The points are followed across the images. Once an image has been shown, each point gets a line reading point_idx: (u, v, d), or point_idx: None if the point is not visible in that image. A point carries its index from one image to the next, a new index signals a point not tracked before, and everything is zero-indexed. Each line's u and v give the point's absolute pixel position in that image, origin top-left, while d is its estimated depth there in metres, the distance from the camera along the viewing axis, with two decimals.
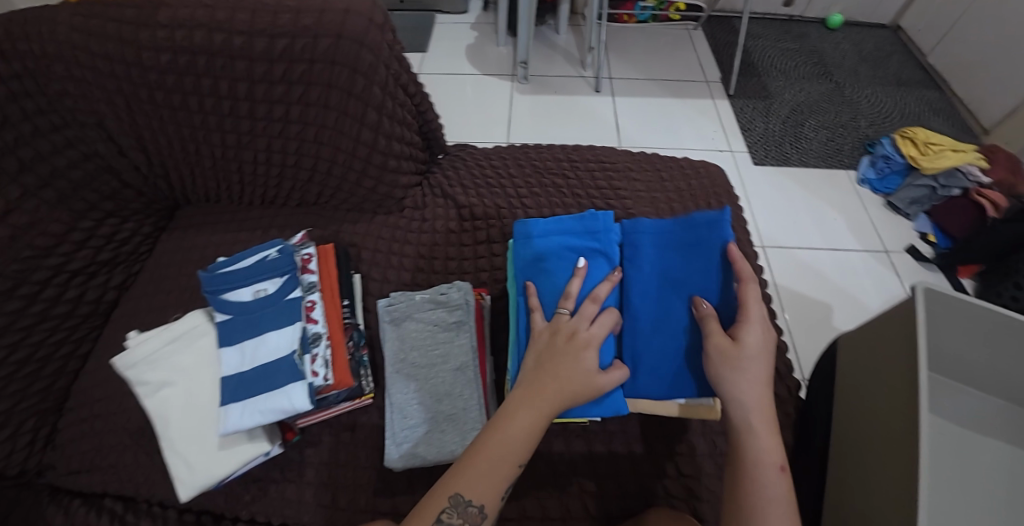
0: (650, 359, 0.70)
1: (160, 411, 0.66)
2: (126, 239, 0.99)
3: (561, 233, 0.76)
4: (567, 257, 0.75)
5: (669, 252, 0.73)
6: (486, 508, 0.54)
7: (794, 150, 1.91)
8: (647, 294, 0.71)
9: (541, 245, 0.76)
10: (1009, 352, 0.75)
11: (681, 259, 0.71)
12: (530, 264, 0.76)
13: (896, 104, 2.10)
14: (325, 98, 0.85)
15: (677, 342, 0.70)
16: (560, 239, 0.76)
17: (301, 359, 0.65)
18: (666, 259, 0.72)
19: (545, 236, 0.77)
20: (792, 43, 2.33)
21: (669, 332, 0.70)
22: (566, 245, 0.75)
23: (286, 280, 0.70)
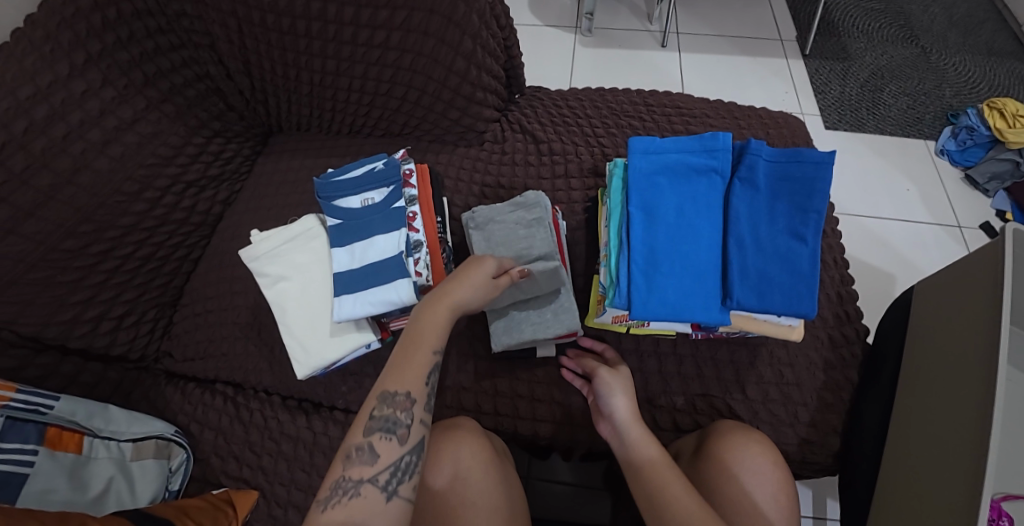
0: (753, 279, 0.63)
1: (279, 300, 0.75)
2: (230, 159, 1.07)
3: (677, 152, 0.68)
4: (682, 176, 0.68)
5: (775, 182, 0.65)
6: (413, 391, 0.57)
7: (871, 116, 1.84)
8: (754, 214, 0.65)
9: (656, 162, 0.69)
10: None
11: (791, 193, 0.64)
12: (643, 179, 0.68)
13: (985, 74, 1.98)
14: (425, 24, 0.88)
15: (786, 264, 0.63)
16: (677, 157, 0.68)
17: (406, 261, 0.71)
18: (778, 191, 0.65)
19: (658, 154, 0.69)
20: (877, 3, 2.20)
21: (778, 252, 0.63)
22: (681, 164, 0.68)
23: (391, 191, 0.75)
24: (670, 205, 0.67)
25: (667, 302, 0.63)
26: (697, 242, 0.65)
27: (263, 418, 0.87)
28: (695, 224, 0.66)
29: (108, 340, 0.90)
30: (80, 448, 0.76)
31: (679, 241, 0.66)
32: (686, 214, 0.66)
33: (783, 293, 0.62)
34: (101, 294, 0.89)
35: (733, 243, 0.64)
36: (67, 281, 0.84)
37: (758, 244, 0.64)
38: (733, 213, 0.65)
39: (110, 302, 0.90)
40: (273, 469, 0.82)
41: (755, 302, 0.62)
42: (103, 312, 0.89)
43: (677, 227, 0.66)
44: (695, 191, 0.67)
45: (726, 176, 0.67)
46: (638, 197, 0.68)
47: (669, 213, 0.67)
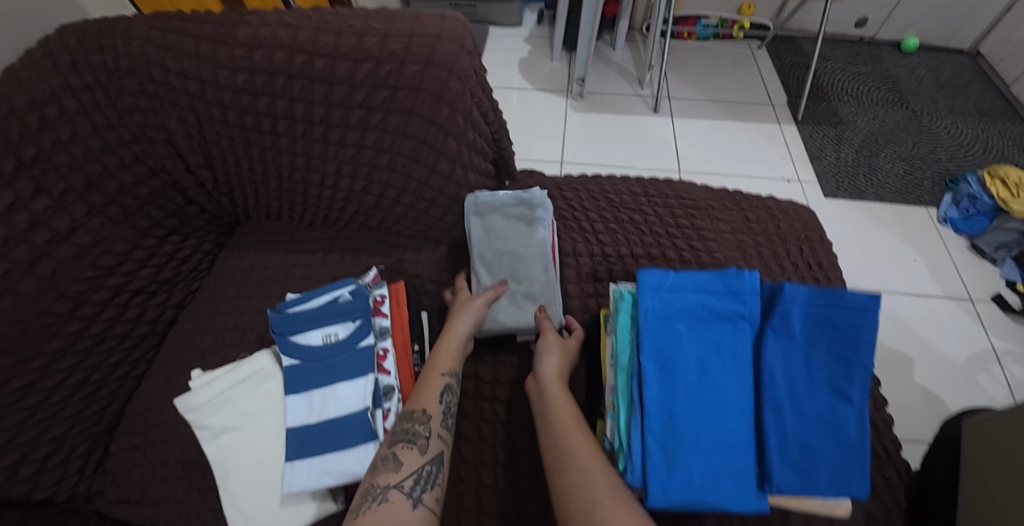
0: (795, 453, 0.55)
1: (222, 459, 0.62)
2: (187, 257, 0.95)
3: (697, 290, 0.62)
4: (703, 320, 0.61)
5: (812, 330, 0.58)
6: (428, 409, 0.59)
7: (869, 183, 1.79)
8: (790, 370, 0.58)
9: (672, 302, 0.62)
10: None
11: (830, 343, 0.58)
12: (658, 323, 0.61)
13: (979, 137, 1.95)
14: (405, 124, 0.79)
15: (831, 435, 0.55)
16: (696, 298, 0.61)
17: (373, 416, 0.60)
18: (815, 340, 0.58)
19: (675, 293, 0.62)
20: (863, 66, 2.21)
21: (821, 418, 0.56)
22: (703, 306, 0.61)
23: (358, 325, 0.64)
24: (691, 357, 0.59)
25: (694, 481, 0.54)
26: (726, 404, 0.57)
27: None
28: (721, 381, 0.58)
29: (28, 486, 0.74)
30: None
31: (706, 401, 0.58)
32: (711, 369, 0.59)
33: (830, 472, 0.54)
34: (20, 435, 0.74)
35: (770, 406, 0.57)
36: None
37: (798, 407, 0.57)
38: (768, 367, 0.58)
39: (31, 443, 0.75)
40: None
41: (798, 482, 0.55)
42: (22, 456, 0.74)
43: (702, 385, 0.58)
44: (720, 340, 0.60)
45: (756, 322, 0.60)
46: (653, 346, 0.60)
47: (691, 366, 0.59)
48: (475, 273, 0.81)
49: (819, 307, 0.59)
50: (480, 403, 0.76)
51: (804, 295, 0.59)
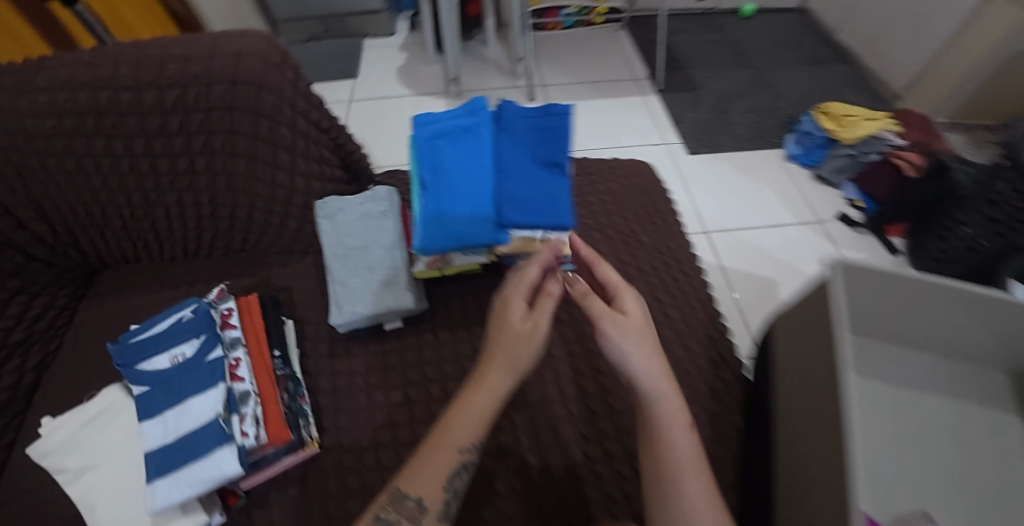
0: (517, 198, 0.75)
1: (86, 496, 0.62)
2: (39, 315, 0.89)
3: (449, 119, 0.83)
4: (455, 135, 0.81)
5: (530, 130, 0.81)
6: (424, 499, 0.56)
7: (725, 136, 1.97)
8: (515, 153, 0.79)
9: (433, 130, 0.83)
10: (946, 314, 0.71)
11: (542, 136, 0.80)
12: (425, 144, 0.81)
13: (813, 81, 2.19)
14: (230, 144, 0.82)
15: (543, 191, 0.76)
16: (448, 122, 0.83)
17: (226, 424, 0.62)
18: (532, 136, 0.81)
19: (436, 124, 0.83)
20: (710, 34, 2.42)
21: (538, 181, 0.77)
22: (452, 125, 0.82)
23: (203, 342, 0.66)
24: (449, 158, 0.79)
25: (447, 232, 0.74)
26: (471, 178, 0.77)
27: None
28: (469, 165, 0.78)
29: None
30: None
31: (455, 180, 0.77)
32: (460, 161, 0.78)
33: (545, 208, 0.74)
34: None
35: (501, 173, 0.77)
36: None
37: (520, 173, 0.77)
38: (500, 152, 0.79)
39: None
40: None
41: (521, 215, 0.74)
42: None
43: (452, 171, 0.78)
44: (467, 142, 0.80)
45: (490, 126, 0.82)
46: (423, 157, 0.81)
47: (448, 164, 0.79)
48: (331, 273, 0.82)
49: (532, 116, 0.82)
50: (355, 392, 0.79)
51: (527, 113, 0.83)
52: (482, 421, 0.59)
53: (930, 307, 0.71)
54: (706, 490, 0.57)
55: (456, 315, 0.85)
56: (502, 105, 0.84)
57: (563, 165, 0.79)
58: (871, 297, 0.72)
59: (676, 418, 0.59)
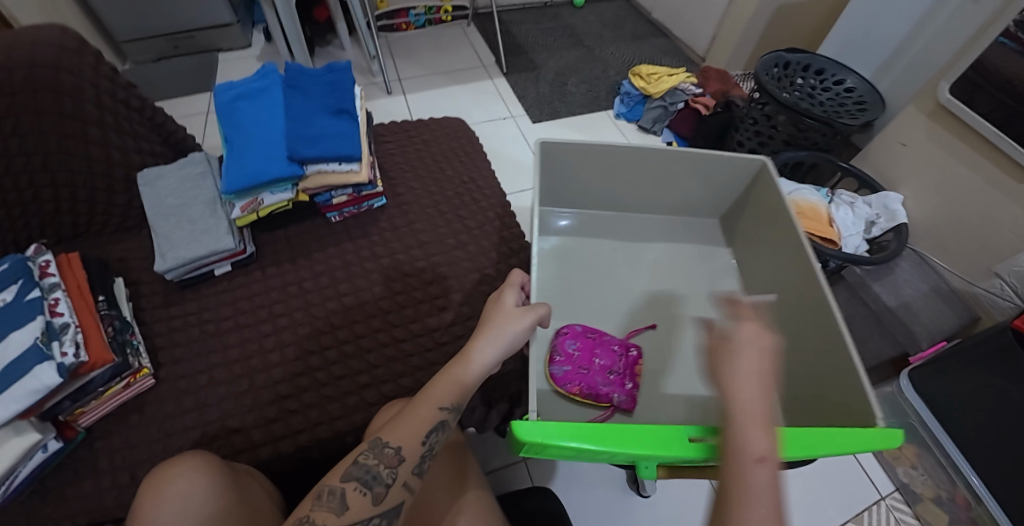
0: (312, 138, 0.89)
1: None
2: None
3: (244, 83, 0.94)
4: (251, 95, 0.92)
5: (319, 87, 0.96)
6: (404, 448, 0.62)
7: (563, 105, 2.22)
8: (306, 105, 0.93)
9: (230, 93, 0.93)
10: (628, 172, 1.07)
11: (330, 90, 0.96)
12: (225, 106, 0.91)
13: (636, 52, 2.51)
14: (40, 124, 0.88)
15: (333, 131, 0.91)
16: (244, 86, 0.94)
17: (47, 347, 0.70)
18: (321, 91, 0.95)
19: (232, 89, 0.94)
20: (548, 23, 2.69)
21: (328, 124, 0.92)
22: (249, 88, 0.93)
23: (21, 286, 0.74)
24: (246, 115, 0.91)
25: (251, 172, 0.85)
26: (268, 127, 0.89)
27: None
28: (265, 118, 0.90)
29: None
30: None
31: (254, 131, 0.88)
32: (258, 116, 0.90)
33: (334, 143, 0.89)
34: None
35: (293, 120, 0.90)
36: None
37: (310, 119, 0.91)
38: (292, 105, 0.92)
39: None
40: None
41: (317, 151, 0.88)
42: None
43: (251, 124, 0.89)
44: (263, 100, 0.92)
45: (282, 86, 0.94)
46: (223, 116, 0.91)
47: (246, 119, 0.90)
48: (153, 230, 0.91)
49: (319, 76, 0.97)
50: (188, 328, 0.88)
51: (314, 73, 0.97)
52: (462, 389, 0.66)
53: (618, 166, 1.07)
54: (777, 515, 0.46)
55: (282, 253, 0.97)
56: (291, 68, 0.97)
57: (350, 112, 0.95)
58: (583, 166, 1.07)
59: (747, 436, 0.50)
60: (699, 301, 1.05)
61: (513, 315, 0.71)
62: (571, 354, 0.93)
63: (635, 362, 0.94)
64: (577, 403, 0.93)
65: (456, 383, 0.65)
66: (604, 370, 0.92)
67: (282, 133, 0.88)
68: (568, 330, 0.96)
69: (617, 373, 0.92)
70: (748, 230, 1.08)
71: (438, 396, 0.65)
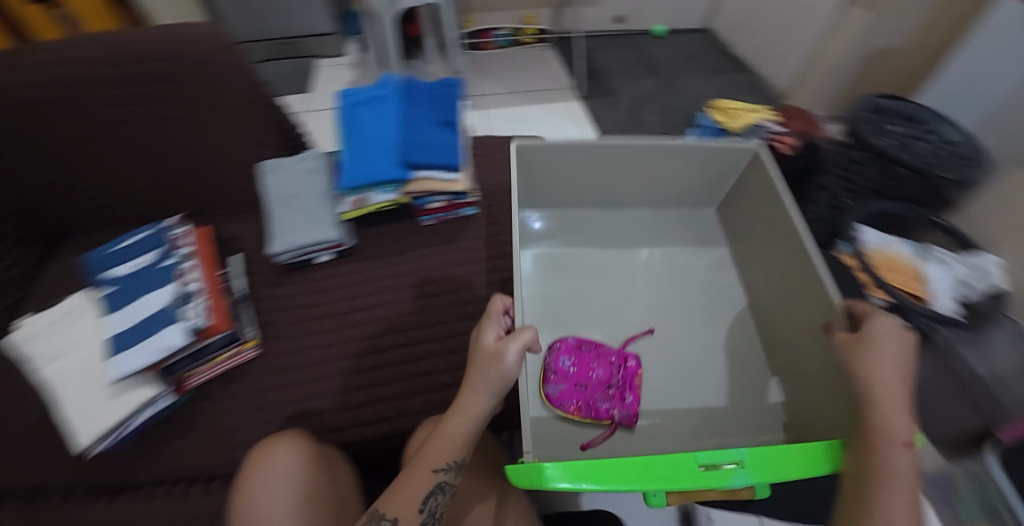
0: (417, 145, 0.96)
1: (57, 377, 0.78)
2: (9, 267, 1.02)
3: (364, 90, 1.04)
4: (368, 101, 1.03)
5: (429, 97, 1.03)
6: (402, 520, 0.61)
7: (638, 133, 2.23)
8: (417, 114, 1.00)
9: (351, 98, 1.04)
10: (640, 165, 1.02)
11: (438, 101, 1.03)
12: (344, 109, 1.02)
13: (716, 87, 2.49)
14: (188, 111, 0.97)
15: (439, 141, 0.98)
16: (363, 92, 1.04)
17: (179, 308, 0.78)
18: (430, 101, 1.03)
19: (353, 94, 1.04)
20: (627, 52, 2.71)
21: (433, 133, 0.99)
22: (367, 95, 1.04)
23: (161, 252, 0.83)
24: (365, 120, 1.00)
25: (361, 172, 0.94)
26: (380, 132, 0.98)
27: None
28: (379, 124, 0.99)
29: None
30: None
31: (368, 136, 0.98)
32: (373, 121, 1.00)
33: (439, 151, 0.96)
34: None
35: (406, 127, 0.98)
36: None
37: (420, 128, 0.98)
38: (405, 113, 1.01)
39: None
40: None
41: (420, 157, 0.95)
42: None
43: (366, 128, 0.99)
44: (379, 107, 1.02)
45: (398, 95, 1.03)
46: (343, 119, 1.02)
47: (361, 123, 1.00)
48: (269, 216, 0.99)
49: (429, 86, 1.05)
50: (287, 309, 0.95)
51: (425, 83, 1.05)
52: (456, 442, 0.64)
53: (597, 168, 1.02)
54: (909, 464, 0.59)
55: (375, 249, 1.03)
56: (407, 78, 1.06)
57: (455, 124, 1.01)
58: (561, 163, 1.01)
59: (881, 426, 0.61)
60: (698, 307, 1.00)
61: (496, 348, 0.67)
62: (568, 371, 0.90)
63: (634, 374, 0.90)
64: (576, 422, 0.88)
65: (448, 440, 0.64)
66: (603, 384, 0.89)
67: (392, 139, 0.97)
68: (561, 344, 0.93)
69: (616, 387, 0.89)
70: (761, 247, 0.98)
71: (433, 456, 0.64)
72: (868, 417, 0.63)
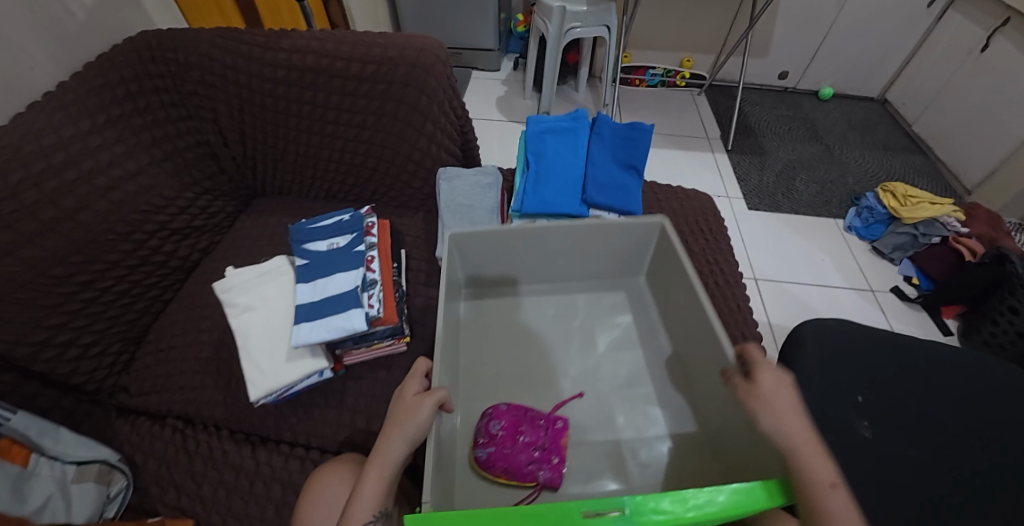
0: (603, 186, 1.03)
1: (243, 327, 0.86)
2: (213, 214, 1.15)
3: (555, 120, 1.09)
4: (558, 133, 1.08)
5: (617, 140, 1.07)
6: None
7: (787, 200, 2.10)
8: (602, 154, 1.06)
9: (542, 126, 1.09)
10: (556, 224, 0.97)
11: (625, 145, 1.06)
12: (535, 136, 1.08)
13: (882, 166, 2.29)
14: (396, 110, 1.06)
15: (622, 185, 1.03)
16: (554, 123, 1.09)
17: (361, 294, 0.85)
18: (617, 144, 1.07)
19: (543, 123, 1.10)
20: (787, 110, 2.55)
21: (619, 177, 1.04)
22: (558, 126, 1.09)
23: (353, 237, 0.91)
24: (552, 149, 1.07)
25: (544, 203, 1.02)
26: (568, 167, 1.05)
27: (210, 449, 0.90)
28: (568, 158, 1.06)
29: (71, 367, 0.92)
30: (26, 463, 0.77)
31: (556, 167, 1.05)
32: (561, 154, 1.06)
33: (621, 195, 1.02)
34: (74, 321, 0.92)
35: (592, 166, 1.05)
36: (46, 305, 0.88)
37: (606, 168, 1.05)
38: (591, 151, 1.07)
39: (80, 330, 0.93)
40: (212, 497, 0.85)
41: (603, 199, 1.02)
42: (72, 338, 0.92)
43: (554, 161, 1.05)
44: (568, 140, 1.07)
45: (587, 130, 1.08)
46: (532, 147, 1.08)
47: (551, 154, 1.06)
48: (442, 220, 1.09)
49: (618, 128, 1.07)
50: None
51: (614, 123, 1.08)
52: (376, 499, 0.64)
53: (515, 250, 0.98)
54: None
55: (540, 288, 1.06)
56: (598, 115, 1.10)
57: (638, 169, 1.04)
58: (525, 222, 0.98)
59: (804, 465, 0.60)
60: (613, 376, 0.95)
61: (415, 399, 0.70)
62: (495, 436, 0.83)
63: (561, 435, 0.86)
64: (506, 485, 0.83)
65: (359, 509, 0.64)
66: (528, 445, 0.83)
67: (579, 176, 1.04)
68: (492, 409, 0.86)
69: (543, 449, 0.83)
70: (670, 277, 0.98)
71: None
72: (803, 504, 0.59)
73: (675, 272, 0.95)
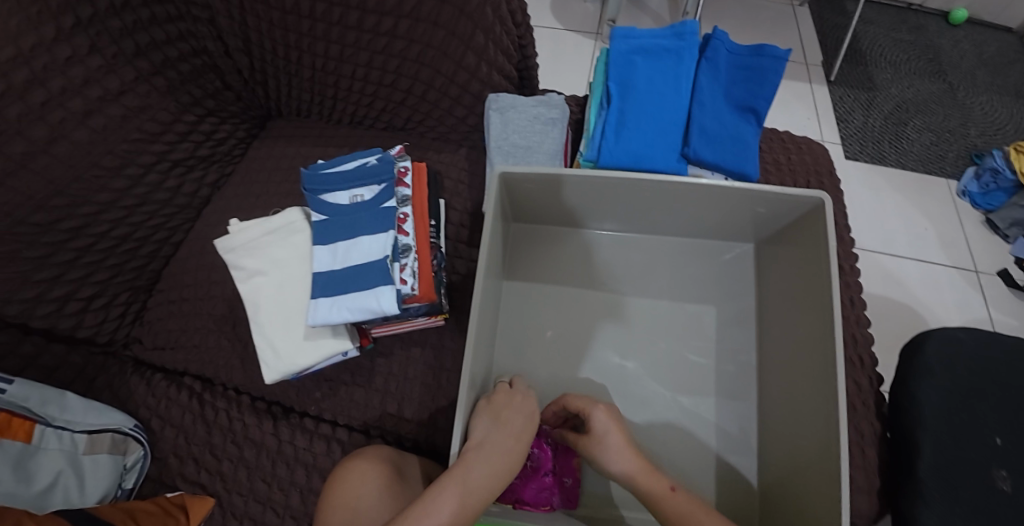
0: (710, 134, 0.79)
1: (252, 296, 0.72)
2: (222, 140, 0.98)
3: (651, 36, 0.83)
4: (655, 54, 0.83)
5: (734, 70, 0.82)
6: None
7: (893, 150, 1.77)
8: (712, 89, 0.81)
9: (633, 44, 0.84)
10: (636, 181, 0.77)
11: (745, 78, 0.81)
12: (622, 59, 0.84)
13: (1013, 116, 1.89)
14: (436, 14, 0.80)
15: (735, 133, 0.79)
16: (651, 39, 0.83)
17: (390, 266, 0.67)
18: (733, 77, 0.82)
19: (636, 39, 0.84)
20: (906, 34, 2.09)
21: (731, 123, 0.80)
22: (656, 45, 0.83)
23: (382, 189, 0.72)
24: (645, 77, 0.82)
25: (630, 152, 0.79)
26: (665, 104, 0.81)
27: (229, 420, 0.80)
28: (666, 91, 0.81)
29: (74, 321, 0.81)
30: (30, 437, 0.67)
31: (649, 103, 0.81)
32: (656, 83, 0.82)
33: (733, 149, 0.78)
34: (69, 273, 0.79)
35: (697, 105, 0.81)
36: (32, 257, 0.74)
37: (715, 109, 0.80)
38: (697, 83, 0.82)
39: (78, 282, 0.80)
40: (233, 476, 0.76)
41: (709, 152, 0.78)
42: (71, 292, 0.79)
43: (647, 94, 0.82)
44: (667, 65, 0.82)
45: (695, 53, 0.82)
46: (618, 73, 0.84)
47: (643, 84, 0.82)
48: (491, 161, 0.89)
49: (737, 53, 0.82)
50: None
51: (732, 46, 0.82)
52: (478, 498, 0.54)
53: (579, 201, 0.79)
54: None
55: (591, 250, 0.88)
56: (712, 32, 0.83)
57: (758, 112, 0.80)
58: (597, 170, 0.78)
59: (646, 476, 0.60)
60: (681, 372, 0.80)
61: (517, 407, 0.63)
62: None
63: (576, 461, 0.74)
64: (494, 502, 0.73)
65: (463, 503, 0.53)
66: (535, 470, 0.72)
67: (679, 119, 0.81)
68: None
69: (553, 473, 0.73)
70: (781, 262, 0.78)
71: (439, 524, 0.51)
72: None
73: (813, 296, 0.70)
